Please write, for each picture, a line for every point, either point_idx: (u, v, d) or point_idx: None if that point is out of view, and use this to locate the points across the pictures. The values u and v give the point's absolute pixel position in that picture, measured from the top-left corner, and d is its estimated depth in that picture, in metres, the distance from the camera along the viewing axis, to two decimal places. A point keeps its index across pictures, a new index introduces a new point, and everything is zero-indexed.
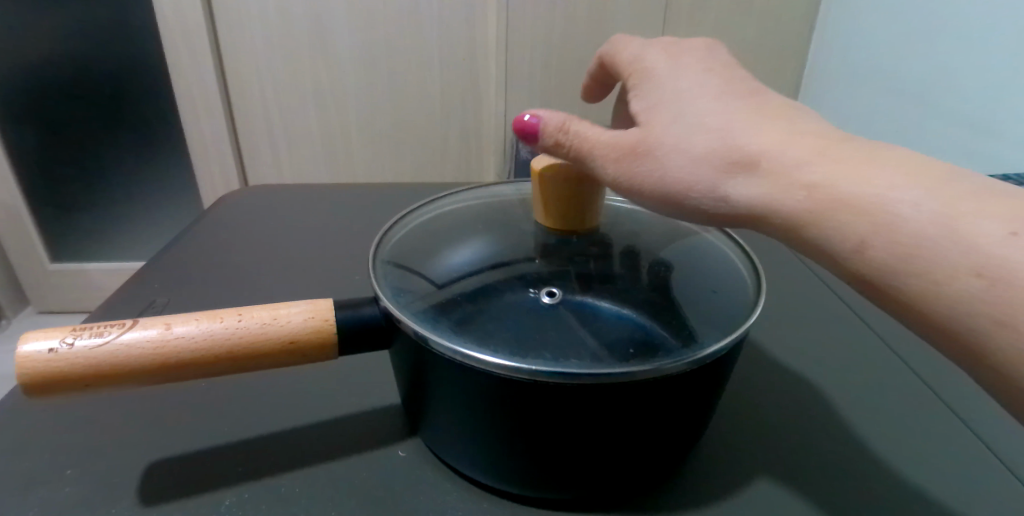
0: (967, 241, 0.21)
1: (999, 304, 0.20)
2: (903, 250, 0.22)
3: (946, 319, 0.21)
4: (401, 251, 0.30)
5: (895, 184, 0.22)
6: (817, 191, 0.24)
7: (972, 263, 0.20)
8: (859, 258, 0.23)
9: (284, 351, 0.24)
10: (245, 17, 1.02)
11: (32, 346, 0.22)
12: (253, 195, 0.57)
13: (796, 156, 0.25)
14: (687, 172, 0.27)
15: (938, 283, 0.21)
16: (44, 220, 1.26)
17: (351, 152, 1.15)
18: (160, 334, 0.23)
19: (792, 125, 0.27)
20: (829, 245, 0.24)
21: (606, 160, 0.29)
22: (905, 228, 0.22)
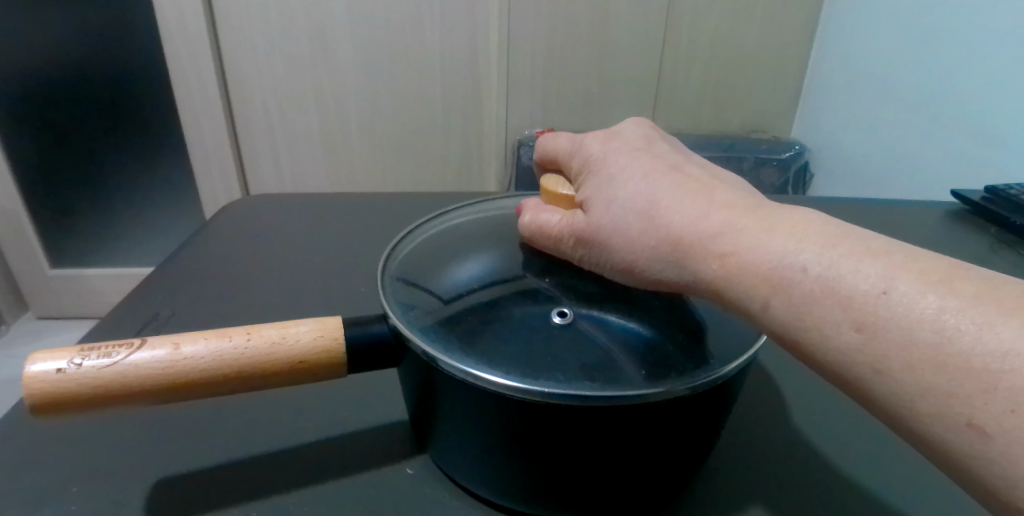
0: (846, 296, 0.22)
1: (878, 354, 0.21)
2: (798, 312, 0.23)
3: (836, 367, 0.22)
4: (401, 268, 0.29)
5: (789, 248, 0.24)
6: (728, 258, 0.25)
7: (852, 318, 0.22)
8: (762, 318, 0.24)
9: (294, 371, 0.24)
10: (247, 24, 1.02)
11: (40, 367, 0.22)
12: (257, 203, 0.56)
13: (712, 226, 0.26)
14: (633, 249, 0.27)
15: (826, 336, 0.22)
16: (44, 224, 1.26)
17: (353, 159, 1.15)
18: (168, 354, 0.23)
19: (708, 195, 0.27)
20: (738, 300, 0.25)
21: (556, 242, 0.28)
22: (795, 287, 0.23)
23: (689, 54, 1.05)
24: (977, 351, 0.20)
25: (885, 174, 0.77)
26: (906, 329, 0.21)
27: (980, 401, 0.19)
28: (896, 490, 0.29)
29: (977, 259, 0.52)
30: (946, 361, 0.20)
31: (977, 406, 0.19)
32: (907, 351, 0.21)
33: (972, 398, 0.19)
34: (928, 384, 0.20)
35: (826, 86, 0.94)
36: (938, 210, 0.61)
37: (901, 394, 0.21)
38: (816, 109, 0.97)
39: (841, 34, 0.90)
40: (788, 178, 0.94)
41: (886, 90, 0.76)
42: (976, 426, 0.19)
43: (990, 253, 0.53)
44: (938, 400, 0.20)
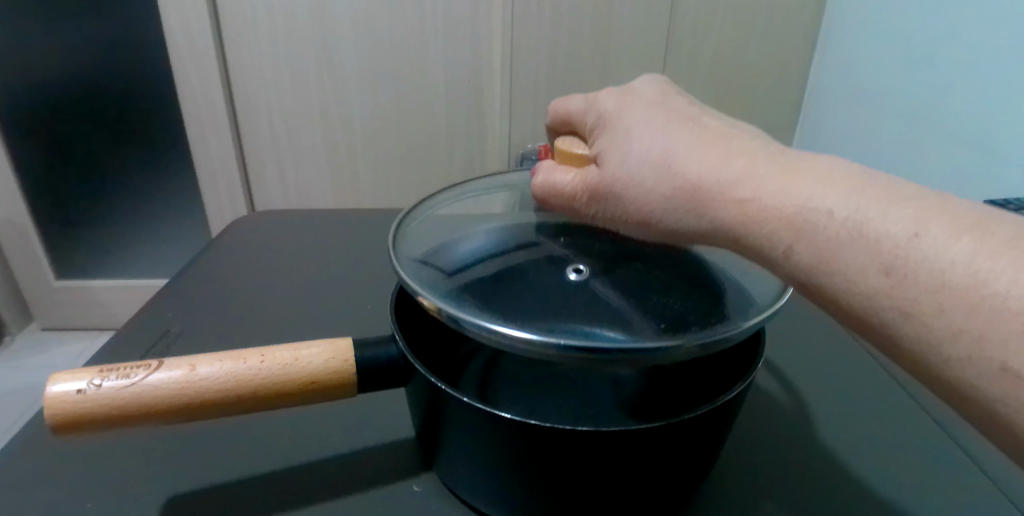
0: (875, 240, 0.21)
1: (907, 299, 0.21)
2: (823, 259, 0.23)
3: (859, 313, 0.22)
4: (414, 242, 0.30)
5: (812, 195, 0.23)
6: (748, 206, 0.24)
7: (880, 261, 0.21)
8: (783, 265, 0.24)
9: (306, 392, 0.25)
10: (253, 39, 1.04)
11: (61, 387, 0.23)
12: (265, 219, 0.57)
13: (732, 173, 0.25)
14: (649, 201, 0.27)
15: (853, 281, 0.22)
16: (51, 235, 1.27)
17: (357, 171, 1.16)
18: (184, 375, 0.23)
19: (728, 145, 0.27)
20: (759, 247, 0.25)
21: (570, 199, 0.30)
22: (819, 231, 0.23)
23: (690, 68, 1.06)
24: (1013, 293, 0.19)
25: None
26: (937, 274, 0.20)
27: (1013, 345, 0.19)
28: (899, 500, 0.30)
29: None
30: (976, 306, 0.19)
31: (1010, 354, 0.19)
32: (937, 296, 0.20)
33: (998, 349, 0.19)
34: (960, 328, 0.20)
35: (827, 100, 0.95)
36: None
37: (926, 342, 0.21)
38: (817, 123, 0.98)
39: (840, 48, 0.91)
40: None
41: (886, 105, 0.77)
42: (1010, 371, 0.19)
43: None
44: (970, 344, 0.20)
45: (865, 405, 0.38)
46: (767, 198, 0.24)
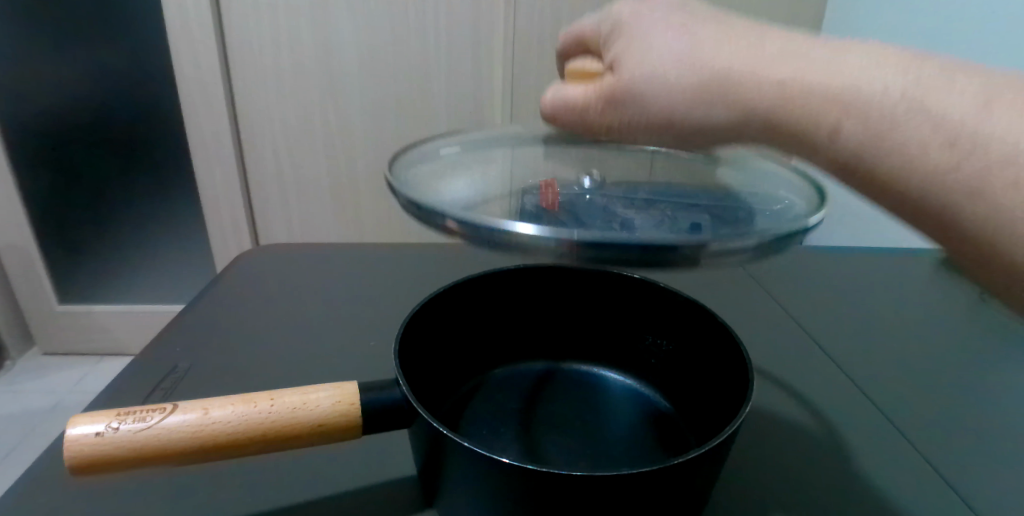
0: (940, 115, 0.23)
1: (978, 171, 0.23)
2: (880, 128, 0.24)
3: (925, 188, 0.24)
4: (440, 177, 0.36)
5: (867, 66, 0.25)
6: (789, 84, 0.26)
7: (944, 137, 0.23)
8: (834, 146, 0.26)
9: (314, 434, 0.26)
10: (260, 71, 1.07)
11: (80, 430, 0.24)
12: (268, 253, 0.58)
13: (763, 60, 0.26)
14: (668, 98, 0.28)
15: (912, 156, 0.24)
16: (54, 260, 1.29)
17: (358, 199, 1.18)
18: (198, 418, 0.25)
19: (761, 35, 0.27)
20: (800, 134, 0.26)
21: (584, 110, 0.31)
22: (880, 103, 0.24)
23: None
24: None
25: None
26: (1010, 146, 0.22)
27: None
28: None
29: (963, 307, 0.54)
30: None
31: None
32: (1010, 167, 0.22)
33: None
34: None
35: None
36: (929, 256, 0.64)
37: (999, 212, 0.22)
38: None
39: None
40: None
41: None
42: None
43: (976, 299, 0.56)
44: None
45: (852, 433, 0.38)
46: (812, 76, 0.25)
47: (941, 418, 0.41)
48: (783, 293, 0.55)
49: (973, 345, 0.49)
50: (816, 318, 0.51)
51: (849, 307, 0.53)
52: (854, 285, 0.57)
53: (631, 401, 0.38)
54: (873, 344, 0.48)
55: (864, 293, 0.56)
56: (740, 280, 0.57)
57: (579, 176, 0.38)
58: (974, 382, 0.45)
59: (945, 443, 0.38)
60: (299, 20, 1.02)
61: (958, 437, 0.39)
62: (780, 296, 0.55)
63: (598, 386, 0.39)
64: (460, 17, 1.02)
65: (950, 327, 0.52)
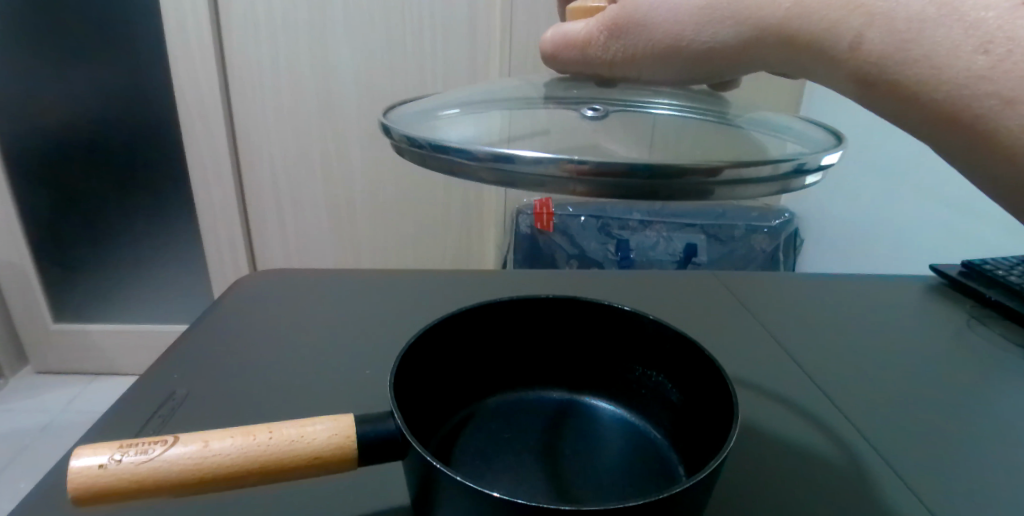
0: (970, 17, 0.24)
1: (1012, 80, 0.23)
2: (900, 32, 0.25)
3: (950, 100, 0.25)
4: (429, 122, 0.34)
5: None
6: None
7: (976, 41, 0.24)
8: (851, 56, 0.27)
9: (309, 465, 0.27)
10: (259, 93, 1.08)
11: (83, 462, 0.25)
12: (265, 279, 0.59)
13: None
14: (673, 20, 0.29)
15: (942, 61, 0.24)
16: (50, 279, 1.29)
17: (355, 219, 1.19)
18: (198, 450, 0.26)
19: None
20: (821, 48, 0.27)
21: (586, 44, 0.33)
22: (906, 9, 0.25)
23: None
24: None
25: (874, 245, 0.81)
26: None
27: None
28: None
29: (954, 333, 0.55)
30: None
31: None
32: None
33: None
34: None
35: None
36: (918, 283, 0.65)
37: None
38: None
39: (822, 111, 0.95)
40: (779, 244, 0.99)
41: (869, 166, 0.81)
42: None
43: (967, 324, 0.57)
44: None
45: (835, 457, 0.39)
46: None
47: (923, 442, 0.42)
48: (774, 320, 0.56)
49: (963, 371, 0.50)
50: (807, 346, 0.52)
51: (840, 336, 0.54)
52: (844, 312, 0.58)
53: (622, 438, 0.38)
54: (867, 374, 0.49)
55: (851, 321, 0.57)
56: (732, 307, 0.58)
57: (578, 101, 0.35)
58: (966, 410, 0.45)
59: (937, 476, 0.39)
60: (299, 42, 1.04)
61: (939, 460, 0.40)
62: (771, 324, 0.55)
63: (589, 417, 0.40)
64: (457, 42, 1.04)
65: (940, 353, 0.52)
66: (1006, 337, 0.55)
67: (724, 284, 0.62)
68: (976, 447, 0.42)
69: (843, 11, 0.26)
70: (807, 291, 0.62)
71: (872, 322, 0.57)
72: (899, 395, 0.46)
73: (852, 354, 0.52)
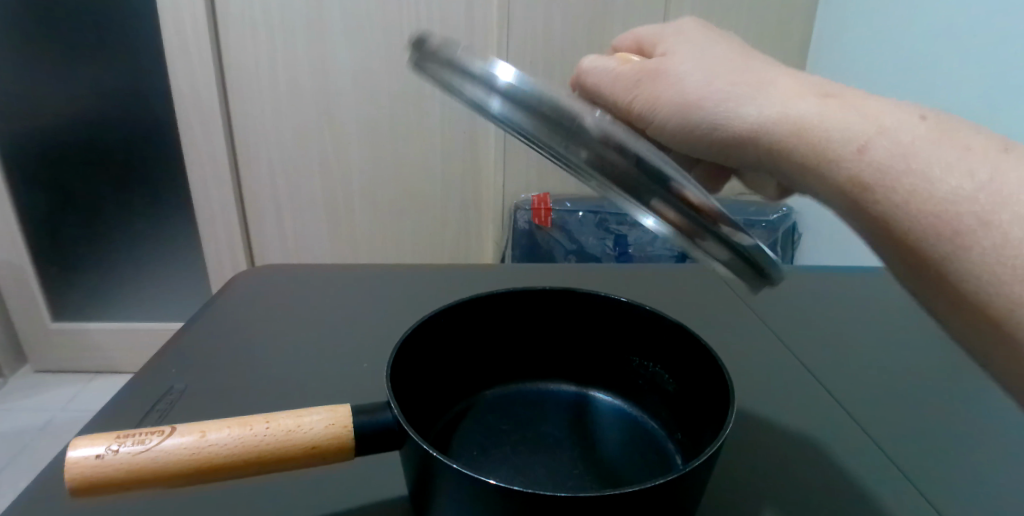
0: (958, 154, 0.25)
1: (997, 200, 0.23)
2: (905, 153, 0.26)
3: (928, 219, 0.25)
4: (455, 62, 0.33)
5: (892, 111, 0.27)
6: (820, 106, 0.29)
7: (964, 168, 0.25)
8: (855, 164, 0.27)
9: (307, 456, 0.27)
10: (256, 92, 1.08)
11: (80, 452, 0.25)
12: (261, 274, 0.59)
13: (794, 95, 0.30)
14: (701, 98, 0.31)
15: (936, 177, 0.25)
16: (50, 279, 1.29)
17: (354, 218, 1.19)
18: (195, 441, 0.26)
19: (794, 79, 0.31)
20: (820, 155, 0.28)
21: (617, 80, 0.34)
22: (903, 137, 0.26)
23: None
24: None
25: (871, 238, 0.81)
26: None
27: None
28: None
29: None
30: None
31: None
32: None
33: None
34: None
35: None
36: None
37: (1006, 244, 0.23)
38: None
39: None
40: (777, 237, 0.99)
41: None
42: None
43: None
44: None
45: (828, 445, 0.40)
46: (840, 111, 0.28)
47: (920, 434, 0.42)
48: (770, 313, 0.56)
49: (960, 363, 0.50)
50: (805, 339, 0.52)
51: (838, 329, 0.54)
52: (841, 305, 0.58)
53: (620, 429, 0.38)
54: (863, 365, 0.49)
55: (848, 316, 0.57)
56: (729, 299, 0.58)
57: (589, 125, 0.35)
58: (962, 402, 0.46)
59: (933, 466, 0.39)
60: (295, 41, 1.04)
61: (935, 450, 0.40)
62: (767, 318, 0.55)
63: (586, 408, 0.40)
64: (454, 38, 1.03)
65: (938, 346, 0.52)
66: None
67: (723, 277, 0.61)
68: (973, 439, 0.42)
69: (853, 122, 0.27)
70: (803, 285, 0.62)
71: (867, 315, 0.57)
72: (896, 388, 0.47)
73: (849, 347, 0.52)
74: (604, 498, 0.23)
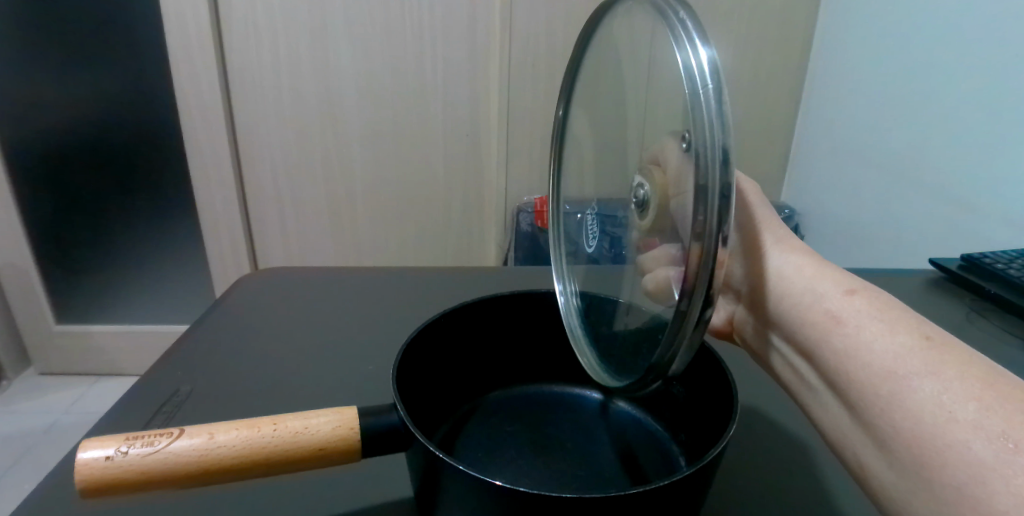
0: (914, 319, 0.27)
1: (936, 357, 0.25)
2: (880, 304, 0.28)
3: (883, 362, 0.26)
4: (631, 25, 0.33)
5: (873, 287, 0.30)
6: (808, 271, 0.32)
7: (919, 331, 0.27)
8: (838, 303, 0.30)
9: (314, 457, 0.27)
10: (259, 96, 1.09)
11: (90, 454, 0.25)
12: (266, 278, 0.59)
13: (794, 259, 0.33)
14: None
15: (897, 329, 0.27)
16: (55, 282, 1.29)
17: (357, 219, 1.19)
18: (203, 443, 0.26)
19: (792, 242, 0.35)
20: (800, 307, 0.31)
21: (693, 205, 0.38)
22: (878, 299, 0.29)
23: None
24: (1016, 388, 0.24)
25: (872, 239, 0.81)
26: (967, 357, 0.25)
27: (1005, 406, 0.23)
28: None
29: (959, 323, 0.55)
30: (992, 381, 0.24)
31: (992, 437, 0.22)
32: (961, 363, 0.25)
33: (982, 414, 0.23)
34: (970, 393, 0.24)
35: (816, 154, 0.99)
36: (918, 277, 0.64)
37: (940, 392, 0.24)
38: (806, 175, 1.02)
39: (828, 105, 0.95)
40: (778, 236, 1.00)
41: (873, 161, 0.80)
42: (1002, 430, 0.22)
43: (971, 314, 0.57)
44: (978, 408, 0.23)
45: None
46: (829, 276, 0.31)
47: None
48: None
49: None
50: None
51: None
52: None
53: (625, 426, 0.38)
54: None
55: None
56: None
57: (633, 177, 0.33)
58: None
59: None
60: (298, 43, 1.04)
61: None
62: None
63: (588, 409, 0.40)
64: (456, 40, 1.04)
65: None
66: (1007, 325, 0.54)
67: None
68: None
69: (836, 286, 0.31)
70: None
71: None
72: None
73: None
74: (606, 500, 0.23)
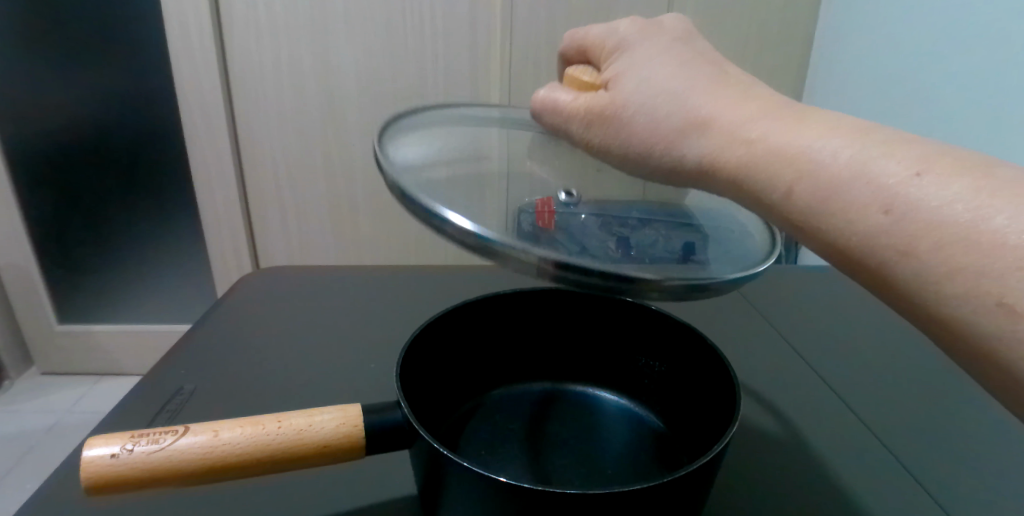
0: (878, 179, 0.24)
1: (916, 220, 0.23)
2: (869, 145, 0.25)
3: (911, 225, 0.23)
4: (417, 144, 0.40)
5: (818, 136, 0.26)
6: (765, 139, 0.28)
7: (898, 182, 0.24)
8: (831, 160, 0.26)
9: (319, 454, 0.27)
10: (260, 93, 1.09)
11: (95, 452, 0.25)
12: (267, 278, 0.59)
13: (742, 114, 0.29)
14: (649, 132, 0.32)
15: (883, 189, 0.24)
16: (57, 281, 1.30)
17: (357, 218, 1.19)
18: (208, 440, 0.26)
19: (742, 93, 0.31)
20: (761, 187, 0.28)
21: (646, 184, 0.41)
22: (840, 164, 0.25)
23: None
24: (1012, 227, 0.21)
25: None
26: (940, 202, 0.23)
27: (1012, 279, 0.21)
28: None
29: None
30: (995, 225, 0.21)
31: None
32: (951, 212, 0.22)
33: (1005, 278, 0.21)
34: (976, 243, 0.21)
35: None
36: None
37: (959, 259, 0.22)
38: None
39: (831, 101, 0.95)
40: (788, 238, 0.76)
41: None
42: (1005, 305, 0.21)
43: None
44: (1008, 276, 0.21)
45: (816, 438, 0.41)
46: (794, 140, 0.27)
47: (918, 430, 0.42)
48: (779, 315, 0.56)
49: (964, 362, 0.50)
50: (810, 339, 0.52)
51: (835, 326, 0.54)
52: (844, 304, 0.58)
53: (625, 423, 0.39)
54: (864, 362, 0.49)
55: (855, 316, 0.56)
56: (733, 299, 0.58)
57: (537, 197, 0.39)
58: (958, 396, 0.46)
59: (931, 458, 0.39)
60: (298, 40, 1.04)
61: (931, 442, 0.41)
62: (774, 318, 0.55)
63: (587, 406, 0.40)
64: (456, 37, 1.03)
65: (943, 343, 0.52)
66: None
67: None
68: (973, 435, 0.42)
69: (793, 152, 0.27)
70: (806, 283, 0.62)
71: (871, 316, 0.57)
72: (895, 383, 0.47)
73: (849, 344, 0.52)
74: (611, 494, 0.23)
